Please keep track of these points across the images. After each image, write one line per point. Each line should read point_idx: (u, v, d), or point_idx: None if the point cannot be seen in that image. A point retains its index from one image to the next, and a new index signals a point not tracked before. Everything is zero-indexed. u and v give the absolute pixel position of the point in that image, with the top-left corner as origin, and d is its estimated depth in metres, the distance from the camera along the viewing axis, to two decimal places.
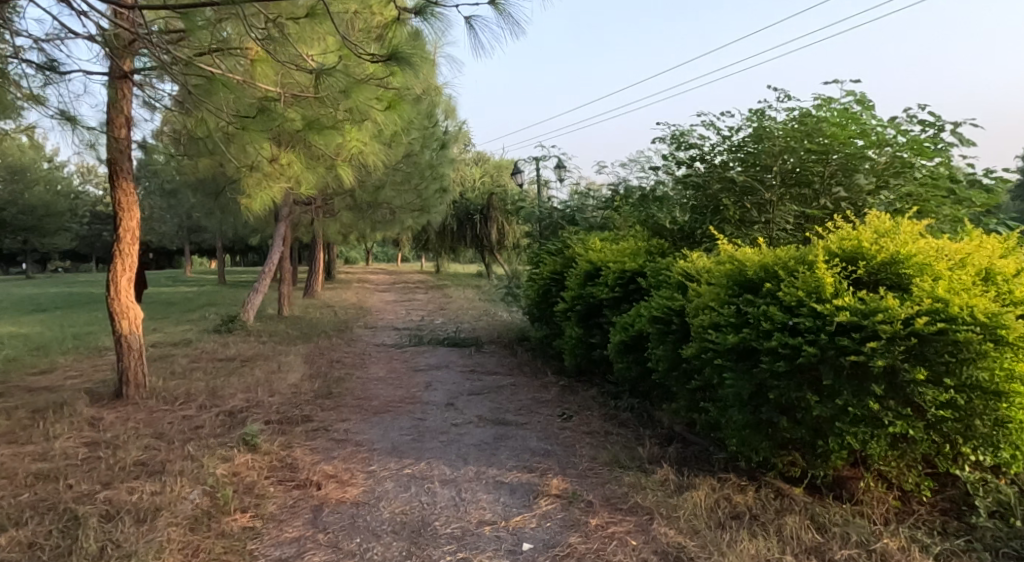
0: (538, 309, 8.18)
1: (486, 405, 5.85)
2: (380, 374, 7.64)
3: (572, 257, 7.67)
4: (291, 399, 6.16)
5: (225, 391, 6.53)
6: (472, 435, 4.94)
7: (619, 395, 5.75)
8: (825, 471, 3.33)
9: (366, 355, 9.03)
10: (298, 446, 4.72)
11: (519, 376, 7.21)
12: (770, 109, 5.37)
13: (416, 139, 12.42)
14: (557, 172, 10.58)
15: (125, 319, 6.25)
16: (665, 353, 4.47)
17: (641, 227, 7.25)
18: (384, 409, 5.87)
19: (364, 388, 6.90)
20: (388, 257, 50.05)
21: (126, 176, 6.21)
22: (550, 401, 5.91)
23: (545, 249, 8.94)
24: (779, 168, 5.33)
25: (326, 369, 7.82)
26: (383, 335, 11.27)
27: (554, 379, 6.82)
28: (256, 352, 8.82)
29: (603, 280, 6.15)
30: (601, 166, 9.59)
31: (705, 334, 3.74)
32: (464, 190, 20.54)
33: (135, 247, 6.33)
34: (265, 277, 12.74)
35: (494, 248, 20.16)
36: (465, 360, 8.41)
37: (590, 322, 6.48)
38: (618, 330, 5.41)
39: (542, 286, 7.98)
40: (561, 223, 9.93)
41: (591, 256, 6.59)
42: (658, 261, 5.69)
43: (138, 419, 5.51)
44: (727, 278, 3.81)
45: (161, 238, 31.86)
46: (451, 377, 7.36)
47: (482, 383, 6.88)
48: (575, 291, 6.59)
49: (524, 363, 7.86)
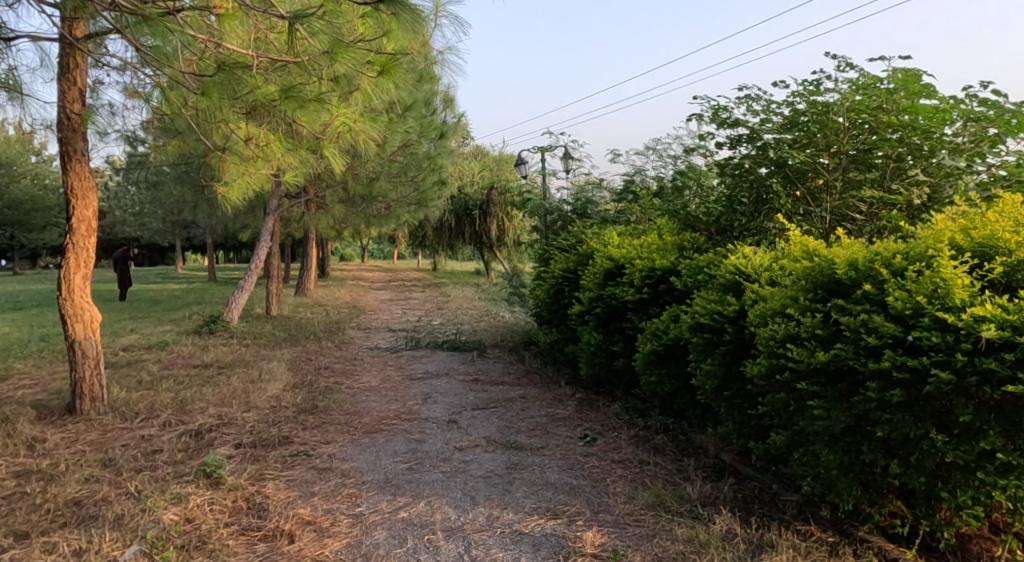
0: (549, 311, 7.39)
1: (494, 423, 5.06)
2: (373, 383, 6.84)
3: (589, 253, 6.88)
4: (270, 414, 5.37)
5: (194, 404, 5.74)
6: (481, 463, 4.17)
7: (649, 412, 4.98)
8: (950, 530, 2.59)
9: (358, 361, 8.25)
10: (272, 477, 3.95)
11: (529, 386, 6.43)
12: (827, 80, 4.61)
13: (413, 127, 11.58)
14: (565, 163, 9.77)
15: (80, 322, 5.46)
16: (713, 368, 3.72)
17: (667, 221, 6.49)
18: (377, 427, 5.10)
19: (354, 401, 6.11)
20: (385, 255, 49.19)
21: (81, 158, 5.39)
22: (568, 419, 5.14)
23: (555, 245, 8.16)
24: (839, 152, 4.55)
25: (313, 377, 7.03)
26: (376, 337, 10.45)
27: (569, 391, 6.04)
28: (236, 357, 8.02)
29: (629, 279, 5.37)
30: (615, 155, 8.83)
31: (780, 349, 2.98)
32: (463, 184, 19.70)
33: (91, 240, 5.53)
34: (252, 273, 11.98)
35: (495, 245, 19.32)
36: (467, 367, 7.62)
37: (612, 326, 5.70)
38: (653, 339, 4.68)
39: (554, 285, 7.20)
40: (570, 218, 9.13)
41: (613, 252, 5.83)
42: (695, 257, 4.92)
43: (89, 441, 4.73)
44: (806, 280, 3.07)
45: (151, 235, 31.00)
46: (453, 387, 6.56)
47: (488, 396, 6.10)
48: (595, 292, 5.82)
49: (533, 371, 7.08)
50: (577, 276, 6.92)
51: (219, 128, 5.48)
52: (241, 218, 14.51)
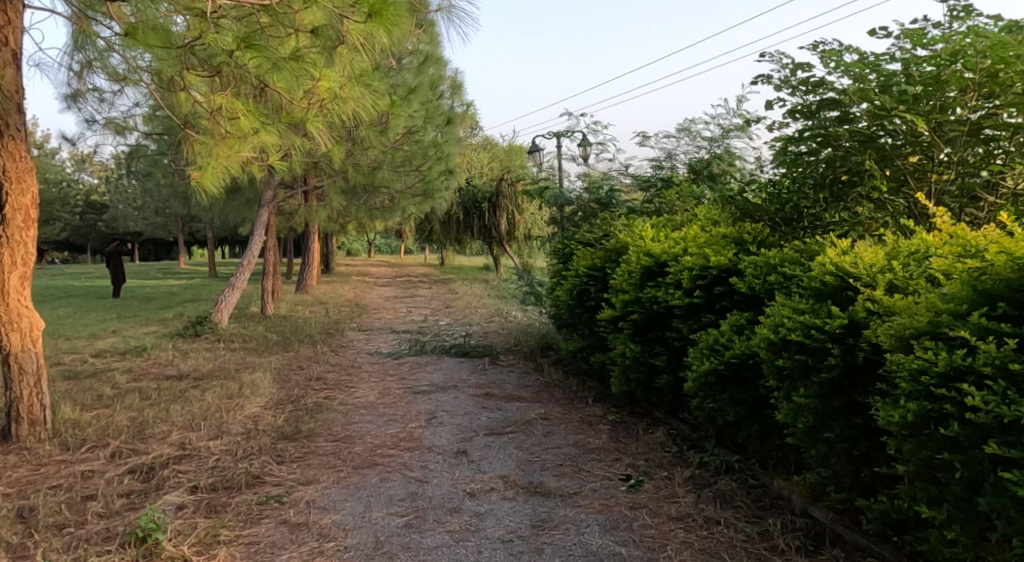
0: (571, 314, 6.45)
1: (515, 457, 4.16)
2: (369, 398, 5.92)
3: (621, 248, 5.95)
4: (241, 443, 4.45)
5: (156, 427, 4.85)
6: (499, 517, 3.29)
7: (702, 444, 4.11)
8: None
9: (353, 369, 7.33)
10: (227, 541, 3.08)
11: (551, 403, 5.53)
12: (935, 27, 3.64)
13: (416, 110, 10.67)
14: (583, 148, 8.83)
15: (15, 331, 4.54)
16: (807, 401, 2.86)
17: (714, 214, 5.56)
18: (371, 460, 4.21)
19: (346, 422, 5.20)
20: (390, 248, 48.31)
21: (13, 132, 4.45)
22: (604, 451, 4.24)
23: (577, 239, 7.22)
24: (953, 122, 3.63)
25: (301, 391, 6.10)
26: (378, 340, 9.52)
27: (600, 411, 5.13)
28: (217, 365, 7.09)
29: (675, 279, 4.45)
30: (644, 137, 7.87)
31: (945, 390, 2.33)
32: (472, 176, 18.73)
33: (31, 233, 4.59)
34: (244, 270, 11.05)
35: (504, 239, 18.33)
36: (478, 377, 6.70)
37: (652, 335, 4.78)
38: (712, 357, 3.83)
39: (577, 285, 6.27)
40: (591, 208, 8.16)
41: (652, 247, 4.90)
42: (763, 253, 4.00)
43: (14, 481, 3.83)
44: (971, 290, 2.40)
45: (152, 229, 30.16)
46: (462, 404, 5.65)
47: (505, 416, 5.19)
48: (633, 294, 4.90)
49: (554, 384, 6.17)
50: (605, 276, 5.98)
51: (181, 94, 4.63)
52: (236, 210, 13.60)
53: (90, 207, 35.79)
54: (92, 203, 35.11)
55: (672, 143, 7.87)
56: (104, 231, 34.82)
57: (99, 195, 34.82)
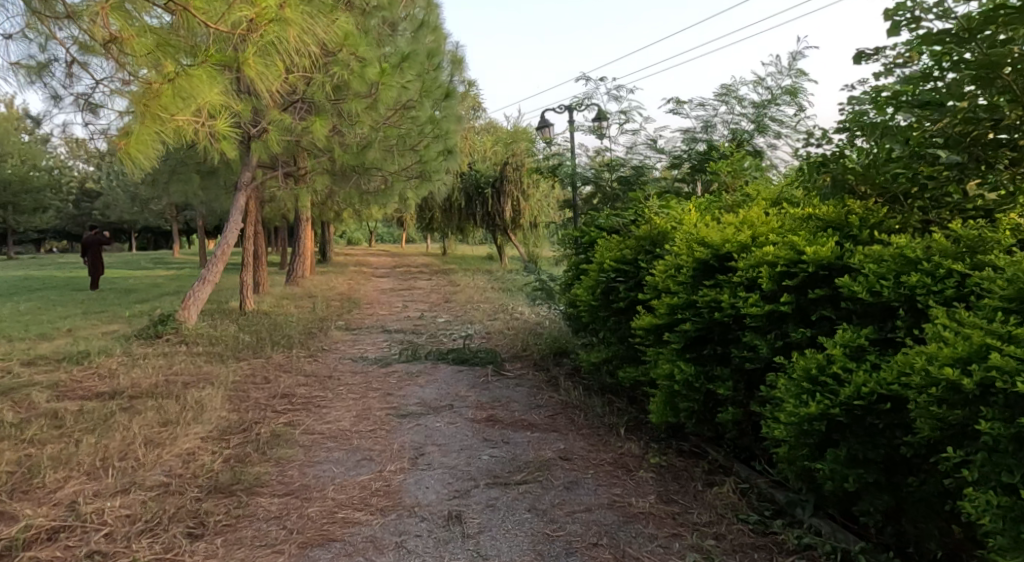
0: (593, 316, 5.22)
1: (529, 532, 2.98)
2: (341, 425, 4.70)
3: (657, 236, 4.75)
4: (155, 501, 3.29)
5: (48, 472, 3.65)
6: None
7: (792, 512, 2.95)
8: None
9: (329, 380, 6.12)
10: None
11: (572, 434, 4.33)
12: None
13: (410, 81, 9.49)
14: (600, 120, 7.57)
15: None
16: None
17: (779, 199, 4.42)
18: (328, 530, 3.05)
19: (306, 462, 4.01)
20: (389, 236, 47.31)
21: None
22: (653, 521, 3.06)
23: (598, 224, 6.02)
24: None
25: (258, 414, 4.88)
26: (366, 341, 8.34)
27: (639, 448, 3.91)
28: (164, 378, 5.86)
29: (750, 277, 3.27)
30: (675, 105, 6.66)
31: None
32: (474, 161, 17.60)
33: None
34: (218, 261, 9.82)
35: (509, 227, 17.11)
36: (479, 392, 5.50)
37: (709, 352, 3.61)
38: (816, 396, 2.65)
39: (601, 282, 5.06)
40: (613, 190, 6.96)
41: (709, 234, 3.71)
42: (889, 244, 2.82)
43: None
44: None
45: (143, 216, 28.98)
46: (458, 433, 4.46)
47: (514, 455, 3.97)
48: (684, 297, 3.70)
49: (574, 404, 4.97)
50: (638, 271, 4.77)
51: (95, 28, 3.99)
52: (213, 194, 12.33)
53: (85, 195, 34.67)
54: (89, 192, 34.23)
55: (709, 111, 6.65)
56: (99, 220, 33.71)
57: (94, 183, 33.72)
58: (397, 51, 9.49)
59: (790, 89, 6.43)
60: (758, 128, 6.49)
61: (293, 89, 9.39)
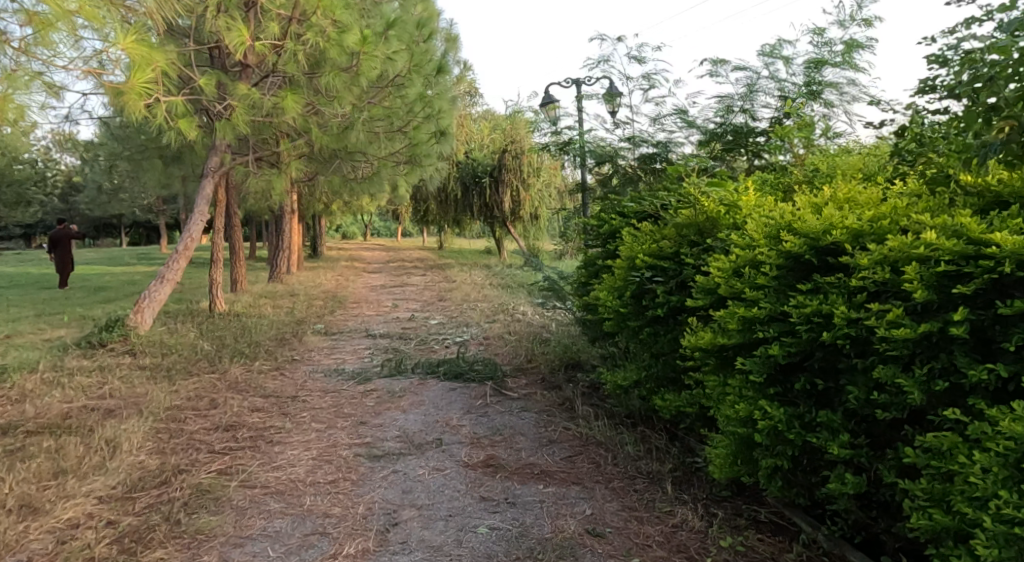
0: (619, 326, 4.08)
1: None
2: (295, 473, 3.57)
3: (705, 223, 3.63)
4: None
5: None
6: None
7: None
8: None
9: (291, 403, 4.96)
10: None
11: (600, 488, 3.22)
12: None
13: (397, 53, 8.30)
14: (617, 90, 6.44)
15: None
16: None
17: (871, 175, 3.30)
18: None
19: (236, 536, 2.89)
20: (386, 228, 46.38)
21: None
22: None
23: (620, 208, 4.89)
24: None
25: (187, 458, 3.74)
26: (347, 350, 7.19)
27: (698, 519, 2.80)
28: (85, 402, 4.71)
29: (887, 278, 2.16)
30: (712, 67, 5.53)
31: None
32: (471, 149, 16.44)
33: None
34: (180, 258, 8.66)
35: (508, 219, 15.89)
36: (477, 421, 4.35)
37: (804, 385, 2.49)
38: None
39: (631, 282, 3.91)
40: (635, 172, 5.85)
41: (800, 215, 2.58)
42: None
43: None
44: None
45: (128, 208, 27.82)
46: (445, 486, 3.34)
47: (523, 526, 2.86)
48: (767, 307, 2.57)
49: (600, 440, 3.83)
50: (682, 269, 3.63)
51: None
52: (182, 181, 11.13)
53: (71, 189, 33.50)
54: (75, 186, 33.04)
55: (752, 74, 5.52)
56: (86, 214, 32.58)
57: (79, 176, 32.48)
58: (383, 19, 8.31)
59: (850, 44, 5.29)
60: (810, 95, 5.35)
61: (264, 61, 8.22)
